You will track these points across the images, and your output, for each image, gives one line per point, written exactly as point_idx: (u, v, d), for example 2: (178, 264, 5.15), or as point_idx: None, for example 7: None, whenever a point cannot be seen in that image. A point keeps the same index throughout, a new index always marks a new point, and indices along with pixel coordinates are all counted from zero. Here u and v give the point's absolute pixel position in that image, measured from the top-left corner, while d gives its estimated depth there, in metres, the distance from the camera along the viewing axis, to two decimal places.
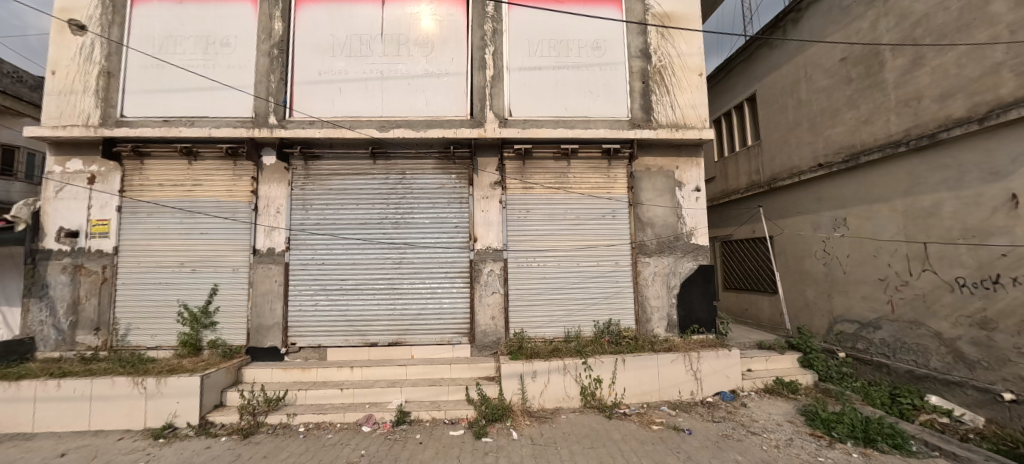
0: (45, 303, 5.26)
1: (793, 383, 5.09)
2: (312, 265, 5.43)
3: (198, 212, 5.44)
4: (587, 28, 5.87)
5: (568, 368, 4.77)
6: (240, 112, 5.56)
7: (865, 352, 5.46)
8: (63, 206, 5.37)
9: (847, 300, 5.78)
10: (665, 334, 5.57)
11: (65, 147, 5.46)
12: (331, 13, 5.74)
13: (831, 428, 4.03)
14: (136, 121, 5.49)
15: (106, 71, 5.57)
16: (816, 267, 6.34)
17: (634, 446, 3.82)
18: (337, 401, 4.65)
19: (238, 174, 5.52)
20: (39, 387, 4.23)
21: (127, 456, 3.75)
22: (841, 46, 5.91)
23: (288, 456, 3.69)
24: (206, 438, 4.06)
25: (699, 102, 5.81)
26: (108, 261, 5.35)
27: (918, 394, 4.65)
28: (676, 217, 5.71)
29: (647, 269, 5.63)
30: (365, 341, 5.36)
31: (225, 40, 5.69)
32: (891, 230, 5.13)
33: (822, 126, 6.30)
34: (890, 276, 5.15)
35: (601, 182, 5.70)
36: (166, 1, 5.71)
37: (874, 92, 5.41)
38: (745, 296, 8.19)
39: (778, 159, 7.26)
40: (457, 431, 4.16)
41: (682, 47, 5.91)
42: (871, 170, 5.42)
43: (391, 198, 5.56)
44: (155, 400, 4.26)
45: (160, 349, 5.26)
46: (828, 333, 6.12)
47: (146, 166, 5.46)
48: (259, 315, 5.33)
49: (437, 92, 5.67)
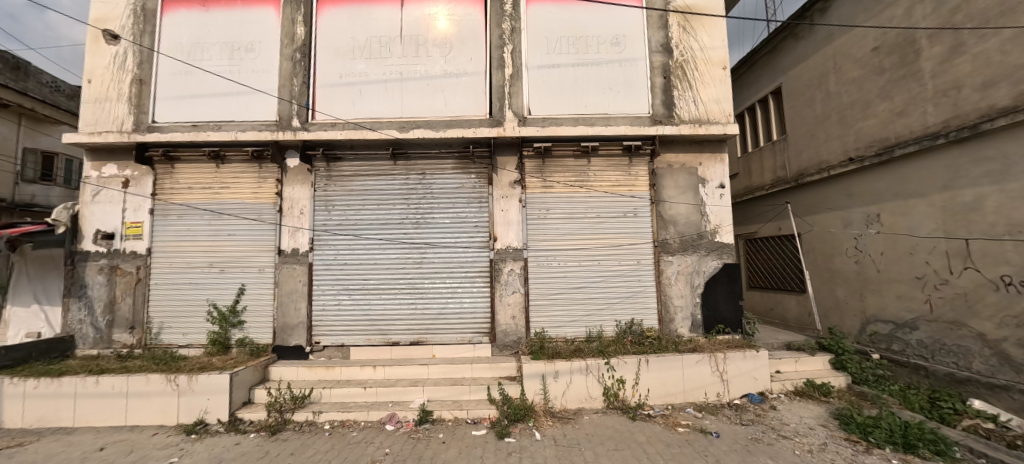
0: (84, 302, 5.49)
1: (825, 386, 4.89)
2: (335, 266, 5.50)
3: (226, 213, 5.59)
4: (606, 23, 5.80)
5: (590, 369, 4.71)
6: (265, 115, 5.68)
7: (901, 354, 5.24)
8: (100, 209, 5.59)
9: (880, 299, 5.57)
10: (689, 334, 5.44)
11: (100, 153, 5.68)
12: (350, 16, 5.81)
13: (868, 433, 3.86)
14: (167, 125, 5.67)
15: (139, 79, 5.77)
16: (847, 266, 6.11)
17: (660, 448, 3.74)
18: (361, 400, 4.70)
19: (263, 176, 5.64)
20: (78, 383, 4.41)
21: (161, 450, 3.86)
22: (873, 34, 5.67)
23: (314, 454, 3.73)
24: (236, 434, 4.15)
25: (723, 97, 5.66)
26: (142, 262, 5.54)
27: (959, 398, 4.42)
28: (699, 215, 5.58)
29: (670, 268, 5.52)
30: (387, 341, 5.41)
31: (250, 46, 5.83)
32: (929, 226, 4.90)
33: (852, 118, 6.06)
34: (928, 275, 4.93)
35: (622, 180, 5.62)
36: (195, 9, 5.89)
37: (910, 82, 5.18)
38: (771, 296, 7.97)
39: (805, 153, 7.03)
40: (480, 431, 4.14)
41: (705, 40, 5.77)
42: (906, 164, 5.20)
43: (412, 198, 5.59)
44: (187, 396, 4.39)
45: (191, 348, 5.41)
46: (860, 333, 5.89)
47: (176, 170, 5.64)
48: (284, 314, 5.44)
49: (455, 92, 5.68)
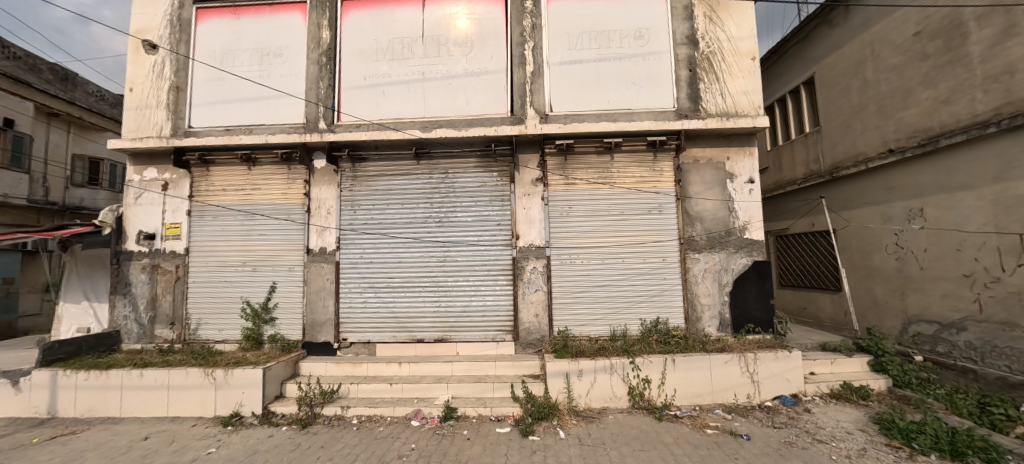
0: (128, 300, 5.80)
1: (864, 388, 4.66)
2: (361, 265, 5.62)
3: (257, 214, 5.79)
4: (629, 17, 5.69)
5: (615, 368, 4.65)
6: (293, 118, 5.85)
7: (947, 356, 4.96)
8: (142, 211, 5.89)
9: (923, 298, 5.28)
10: (717, 334, 5.30)
11: (141, 158, 5.98)
12: (373, 18, 5.91)
13: (911, 439, 3.66)
14: (202, 130, 5.91)
15: (175, 86, 6.03)
16: (887, 263, 5.82)
17: (687, 450, 3.66)
18: (387, 396, 4.78)
19: (292, 178, 5.81)
20: (124, 376, 4.66)
21: (200, 441, 4.04)
22: (914, 18, 5.37)
23: (343, 448, 3.83)
24: (269, 427, 4.30)
25: (752, 89, 5.47)
26: (181, 260, 5.80)
27: (1013, 404, 4.14)
28: (727, 211, 5.42)
29: (696, 265, 5.39)
30: (412, 338, 5.49)
31: (278, 51, 6.00)
32: (979, 221, 4.61)
33: (892, 108, 5.76)
34: (978, 272, 4.64)
35: (646, 176, 5.52)
36: (227, 17, 6.11)
37: (956, 68, 4.88)
38: (803, 295, 7.68)
39: (840, 145, 6.73)
40: (504, 428, 4.15)
41: (732, 31, 5.59)
42: (952, 155, 4.91)
43: (435, 198, 5.65)
44: (223, 389, 4.58)
45: (226, 343, 5.64)
46: (901, 334, 5.60)
47: (211, 173, 5.88)
48: (313, 311, 5.59)
49: (477, 91, 5.70)
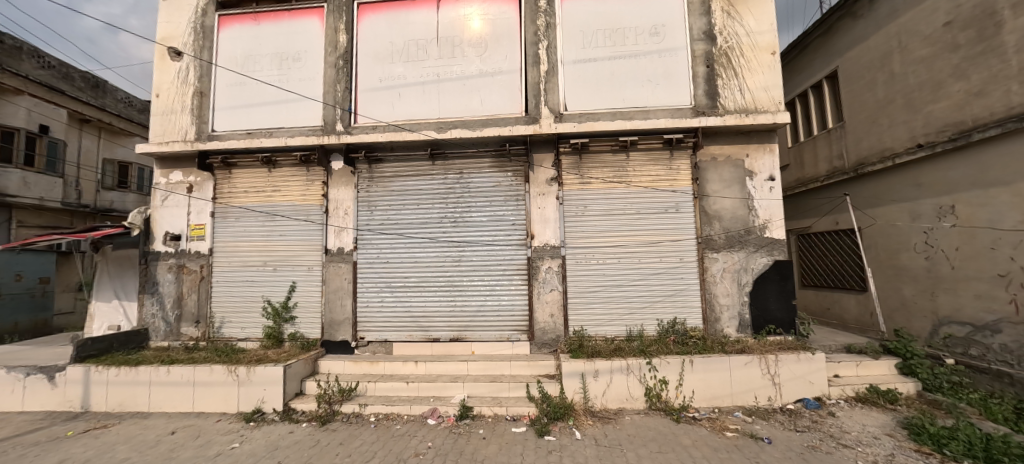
0: (156, 298, 6.00)
1: (891, 392, 4.50)
2: (378, 264, 5.70)
3: (277, 215, 5.93)
4: (644, 13, 5.63)
5: (631, 369, 4.61)
6: (311, 121, 5.96)
7: (981, 359, 4.76)
8: (168, 213, 6.09)
9: (955, 299, 5.07)
10: (736, 334, 5.21)
11: (167, 161, 6.18)
12: (389, 21, 5.98)
13: (943, 445, 3.53)
14: (224, 134, 6.08)
15: (199, 91, 6.22)
16: (916, 262, 5.62)
17: (706, 453, 3.60)
18: (403, 394, 4.83)
19: (310, 179, 5.93)
20: (152, 372, 4.83)
21: (224, 436, 4.16)
22: (944, 8, 5.16)
23: (361, 445, 3.89)
24: (289, 423, 4.40)
25: (772, 84, 5.34)
26: (205, 260, 5.98)
27: None
28: (746, 209, 5.31)
29: (714, 265, 5.30)
30: (428, 337, 5.54)
31: (297, 55, 6.13)
32: (1014, 218, 4.41)
33: (920, 101, 5.55)
34: (1013, 272, 4.44)
35: (662, 174, 5.44)
36: (248, 23, 6.27)
37: (989, 59, 4.68)
38: (826, 295, 7.47)
39: (865, 140, 6.52)
40: (520, 428, 4.16)
41: (751, 25, 5.47)
42: (985, 150, 4.71)
43: (450, 198, 5.69)
44: (245, 386, 4.70)
45: (249, 341, 5.79)
46: (932, 337, 5.40)
47: (233, 175, 6.04)
48: (331, 310, 5.69)
49: (491, 91, 5.72)
